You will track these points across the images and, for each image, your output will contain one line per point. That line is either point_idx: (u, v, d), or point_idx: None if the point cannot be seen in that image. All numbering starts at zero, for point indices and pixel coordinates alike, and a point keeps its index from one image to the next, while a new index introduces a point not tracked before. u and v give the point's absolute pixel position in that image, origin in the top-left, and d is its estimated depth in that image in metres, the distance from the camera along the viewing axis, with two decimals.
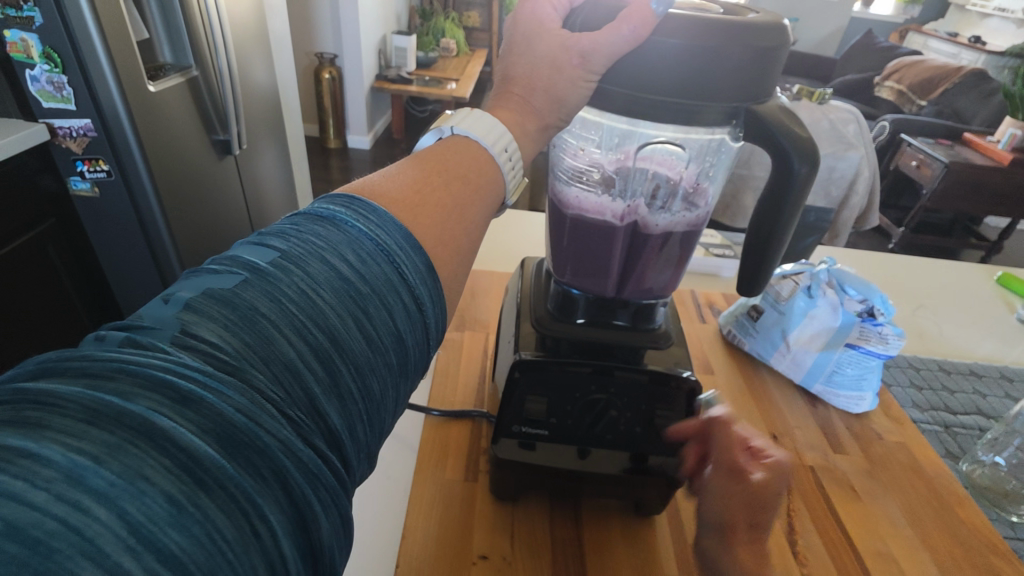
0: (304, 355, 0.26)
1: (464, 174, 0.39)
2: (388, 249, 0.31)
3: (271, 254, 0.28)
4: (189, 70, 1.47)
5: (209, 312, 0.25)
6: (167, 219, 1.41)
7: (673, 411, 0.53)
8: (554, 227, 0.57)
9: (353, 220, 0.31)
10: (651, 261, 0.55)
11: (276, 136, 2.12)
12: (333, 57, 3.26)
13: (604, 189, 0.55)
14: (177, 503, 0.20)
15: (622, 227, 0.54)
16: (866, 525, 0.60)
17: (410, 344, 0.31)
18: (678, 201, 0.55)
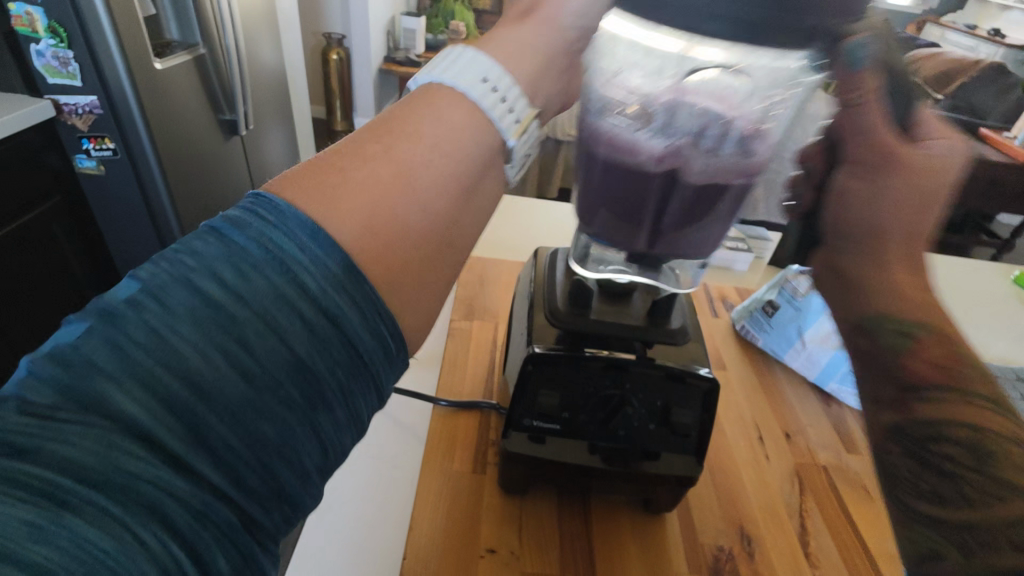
0: (163, 394, 0.22)
1: (420, 132, 0.30)
2: (281, 258, 0.25)
3: (131, 288, 0.23)
4: (196, 48, 1.45)
5: (47, 372, 0.22)
6: (173, 199, 1.40)
7: (688, 408, 0.52)
8: (580, 164, 0.43)
9: (233, 236, 0.25)
10: (690, 221, 0.43)
11: (283, 117, 2.10)
12: (341, 37, 3.21)
13: (641, 123, 0.40)
14: (32, 524, 0.19)
15: (659, 174, 0.40)
16: (878, 527, 0.60)
17: (316, 371, 0.24)
18: (729, 143, 0.39)
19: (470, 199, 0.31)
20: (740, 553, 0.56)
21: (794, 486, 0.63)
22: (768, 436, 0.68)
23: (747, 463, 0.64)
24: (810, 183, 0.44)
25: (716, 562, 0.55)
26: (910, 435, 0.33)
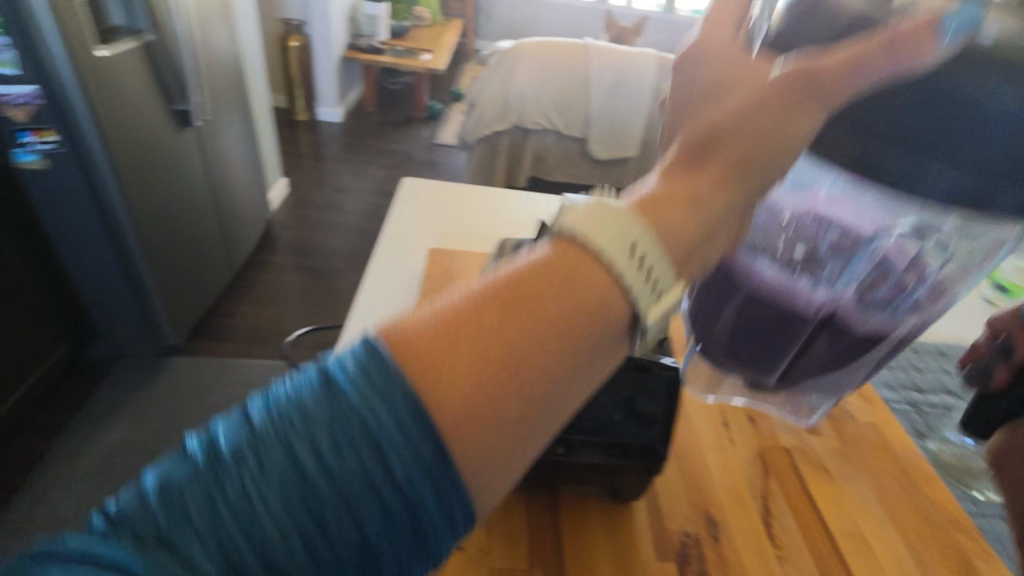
0: (243, 550, 0.21)
1: (545, 308, 0.24)
2: (376, 436, 0.22)
3: (240, 436, 0.23)
4: (143, 35, 1.38)
5: (152, 513, 0.22)
6: (126, 195, 1.34)
7: (654, 397, 0.52)
8: (720, 304, 0.40)
9: (339, 403, 0.23)
10: (828, 368, 0.40)
11: (241, 107, 2.03)
12: (300, 24, 3.12)
13: (802, 266, 0.38)
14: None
15: (812, 322, 0.38)
16: (838, 504, 0.61)
17: (382, 556, 0.23)
18: (911, 294, 0.36)
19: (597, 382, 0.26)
20: (706, 537, 0.56)
21: (757, 469, 0.64)
22: (733, 421, 0.69)
23: (713, 448, 0.65)
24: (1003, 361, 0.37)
25: (684, 548, 0.55)
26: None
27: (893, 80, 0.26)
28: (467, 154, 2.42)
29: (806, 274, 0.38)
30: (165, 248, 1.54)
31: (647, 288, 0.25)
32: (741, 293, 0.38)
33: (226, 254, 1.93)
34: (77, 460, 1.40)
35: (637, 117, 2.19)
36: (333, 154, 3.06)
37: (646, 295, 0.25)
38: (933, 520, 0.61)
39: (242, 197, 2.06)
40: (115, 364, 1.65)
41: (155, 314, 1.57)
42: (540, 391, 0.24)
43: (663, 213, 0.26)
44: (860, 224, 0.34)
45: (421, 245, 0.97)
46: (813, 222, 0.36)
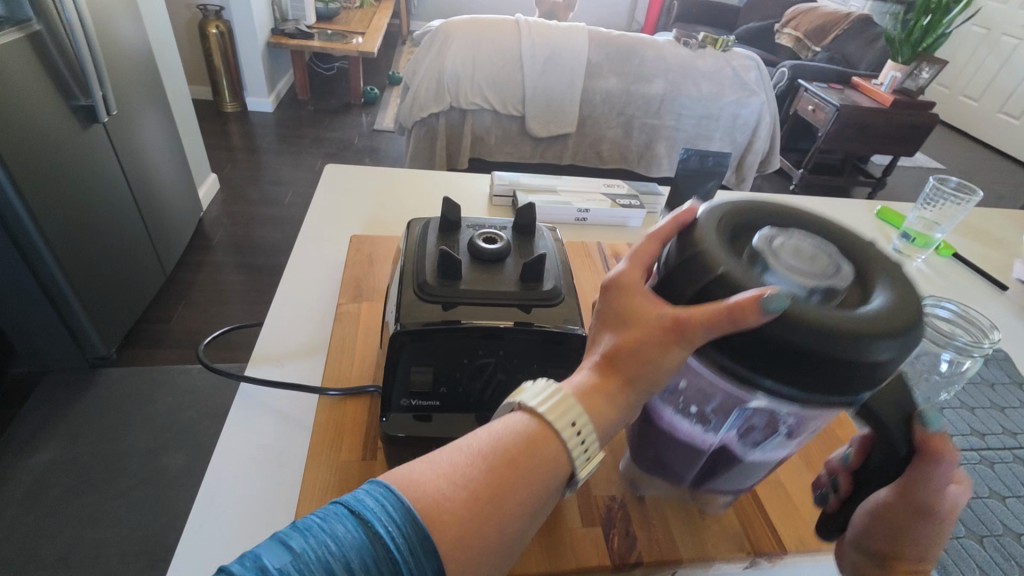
0: None
1: (518, 468, 0.35)
2: (400, 556, 0.31)
3: (281, 559, 0.29)
4: (28, 25, 1.25)
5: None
6: (29, 202, 1.24)
7: (564, 366, 0.53)
8: (644, 428, 0.49)
9: (373, 544, 0.30)
10: (738, 474, 0.48)
11: (155, 99, 1.89)
12: (218, 9, 2.93)
13: (695, 418, 0.45)
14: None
15: (708, 450, 0.46)
16: None
17: None
18: (776, 435, 0.43)
19: (537, 519, 0.37)
20: (631, 500, 0.57)
21: None
22: None
23: None
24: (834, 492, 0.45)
25: (609, 512, 0.56)
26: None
27: (729, 330, 0.34)
28: (406, 138, 2.35)
29: (700, 421, 0.44)
30: (83, 256, 1.44)
31: (582, 453, 0.37)
32: (656, 427, 0.47)
33: (155, 258, 1.83)
34: (5, 487, 1.30)
35: (573, 92, 2.19)
36: (266, 145, 2.92)
37: (581, 458, 0.38)
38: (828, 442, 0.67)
39: (166, 195, 1.93)
40: (41, 380, 1.54)
41: (78, 325, 1.46)
42: (515, 530, 0.35)
43: (587, 398, 0.39)
44: (721, 397, 0.41)
45: (344, 234, 0.93)
46: (696, 391, 0.42)
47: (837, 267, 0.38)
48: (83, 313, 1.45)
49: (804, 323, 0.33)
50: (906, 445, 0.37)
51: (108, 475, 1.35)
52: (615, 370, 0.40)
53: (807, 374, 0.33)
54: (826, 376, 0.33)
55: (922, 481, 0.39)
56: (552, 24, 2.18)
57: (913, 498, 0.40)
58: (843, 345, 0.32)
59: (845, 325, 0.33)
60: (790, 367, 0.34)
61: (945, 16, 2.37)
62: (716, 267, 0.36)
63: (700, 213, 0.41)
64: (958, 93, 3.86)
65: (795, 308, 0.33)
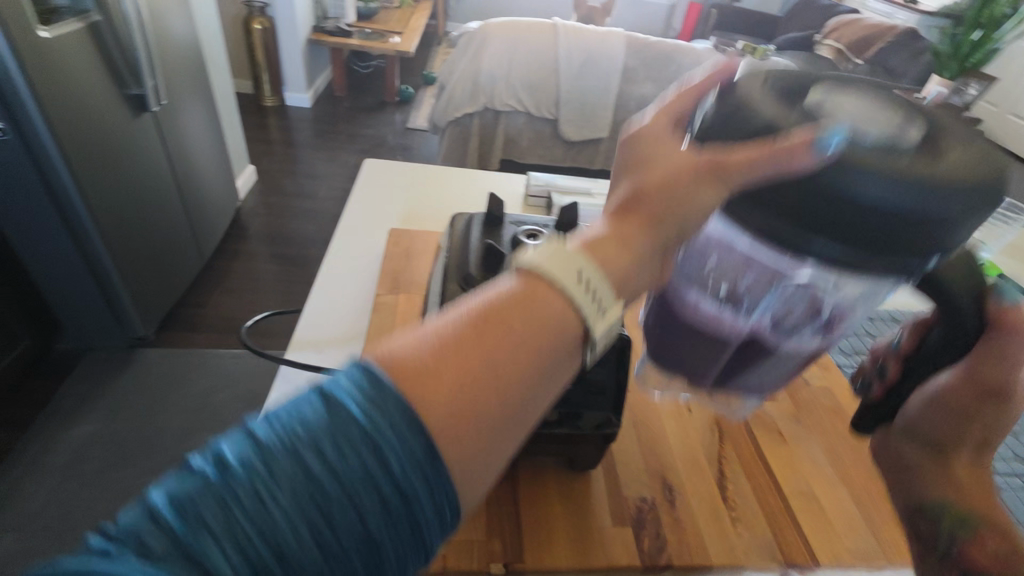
0: (245, 567, 0.23)
1: (513, 330, 0.30)
2: (377, 434, 0.25)
3: (244, 448, 0.25)
4: (88, 15, 1.30)
5: (159, 524, 0.23)
6: (81, 186, 1.30)
7: (603, 366, 0.53)
8: (661, 320, 0.47)
9: (342, 419, 0.25)
10: (763, 367, 0.46)
11: (201, 90, 1.95)
12: (263, 6, 3.02)
13: (728, 303, 0.43)
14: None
15: (739, 338, 0.43)
16: (789, 466, 0.63)
17: (385, 550, 0.26)
18: (816, 320, 0.42)
19: (550, 385, 0.31)
20: (661, 502, 0.58)
21: (713, 436, 0.65)
22: None
23: (670, 416, 0.66)
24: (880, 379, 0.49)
25: (640, 514, 0.56)
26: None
27: (770, 178, 0.32)
28: (439, 137, 2.38)
29: (729, 304, 0.43)
30: (127, 239, 1.49)
31: (593, 306, 0.32)
32: (676, 316, 0.45)
33: (194, 243, 1.88)
34: (46, 456, 1.36)
35: (608, 97, 2.18)
36: (303, 139, 2.99)
37: (592, 311, 0.32)
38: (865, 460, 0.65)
39: (206, 183, 1.99)
40: (82, 357, 1.61)
41: (120, 305, 1.51)
42: (520, 400, 0.29)
43: (601, 247, 0.34)
44: (758, 270, 0.39)
45: (382, 227, 0.95)
46: (734, 269, 0.40)
47: (900, 128, 0.35)
48: (124, 293, 1.50)
49: (872, 170, 0.30)
50: (978, 318, 0.40)
51: (142, 451, 1.39)
52: (632, 215, 0.35)
53: (865, 227, 0.30)
54: (882, 237, 0.30)
55: (994, 360, 0.41)
56: (589, 29, 2.18)
57: (981, 380, 0.42)
58: (904, 198, 0.29)
59: (911, 172, 0.30)
60: (836, 226, 0.31)
61: (994, 31, 2.30)
62: (766, 118, 0.34)
63: (739, 74, 0.38)
64: (1007, 111, 3.73)
65: (859, 155, 0.30)
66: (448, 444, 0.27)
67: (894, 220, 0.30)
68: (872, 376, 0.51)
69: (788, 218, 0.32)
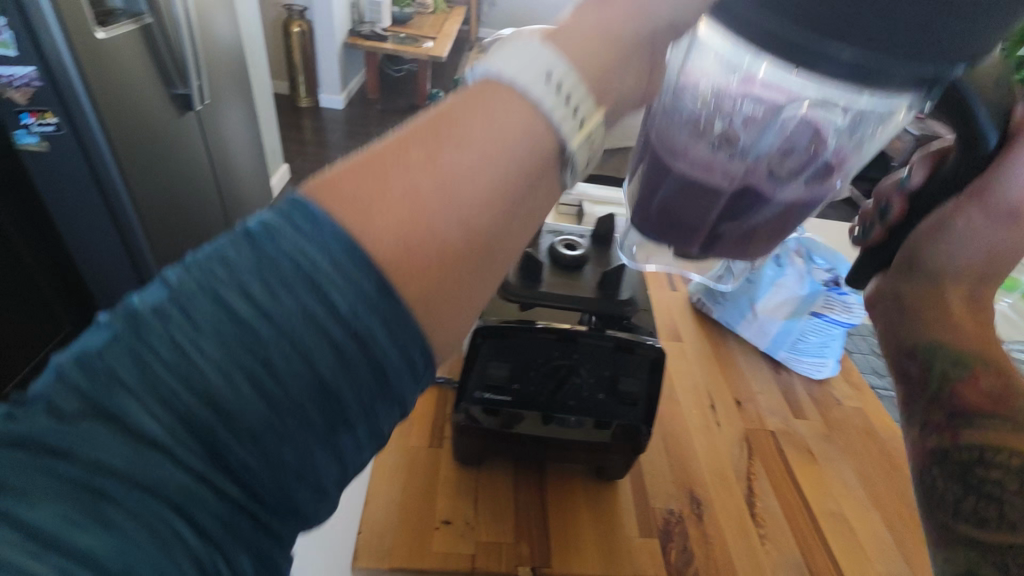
0: (176, 428, 0.19)
1: (465, 133, 0.22)
2: (315, 267, 0.20)
3: (158, 292, 0.20)
4: (142, 17, 1.34)
5: (62, 380, 0.19)
6: (129, 183, 1.30)
7: (635, 377, 0.53)
8: (638, 189, 0.33)
9: (263, 254, 0.20)
10: (763, 240, 0.33)
11: (240, 91, 2.00)
12: (302, 9, 3.08)
13: (726, 141, 0.29)
14: (70, 517, 0.17)
15: (730, 193, 0.30)
16: (820, 486, 0.63)
17: (347, 404, 0.21)
18: (812, 171, 0.30)
19: (521, 217, 0.24)
20: (689, 515, 0.58)
21: (742, 451, 0.65)
22: (720, 404, 0.70)
23: (698, 429, 0.66)
24: (880, 219, 0.38)
25: (667, 525, 0.57)
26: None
27: None
28: None
29: (723, 144, 0.29)
30: (168, 233, 1.54)
31: (572, 116, 0.23)
32: (650, 173, 0.32)
33: None
34: None
35: None
36: (334, 140, 3.05)
37: (569, 121, 0.23)
38: (899, 485, 0.64)
39: (241, 181, 2.05)
40: None
41: None
42: (464, 222, 0.22)
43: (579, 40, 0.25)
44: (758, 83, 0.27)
45: None
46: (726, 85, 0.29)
47: None
48: None
49: None
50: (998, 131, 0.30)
51: None
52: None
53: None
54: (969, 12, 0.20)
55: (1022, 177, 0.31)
56: None
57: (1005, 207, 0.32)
58: None
59: None
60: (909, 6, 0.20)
61: None
62: None
63: None
64: None
65: None
66: (397, 281, 0.21)
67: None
68: (869, 222, 0.39)
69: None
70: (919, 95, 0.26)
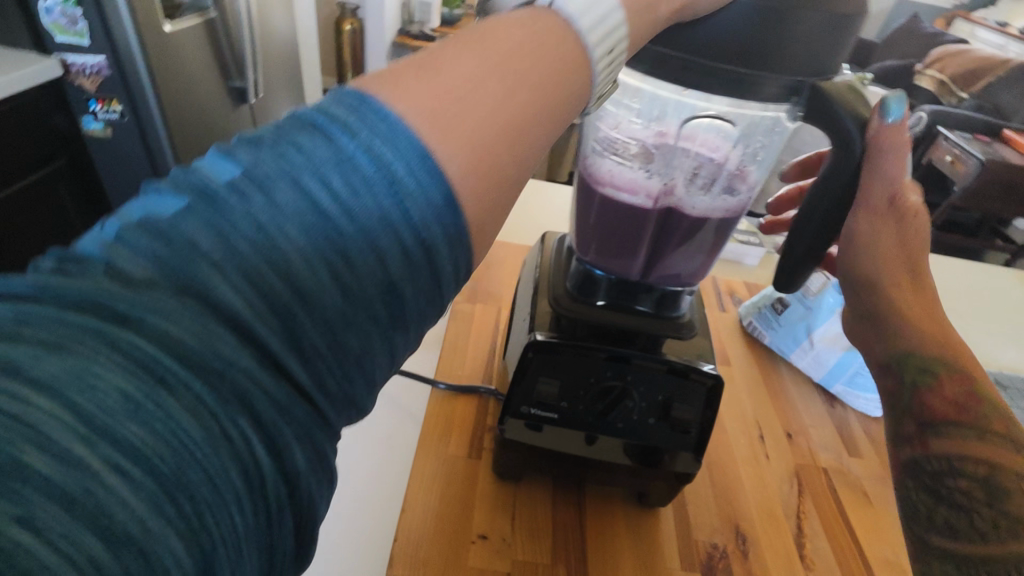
0: (256, 308, 0.20)
1: (542, 73, 0.27)
2: (393, 176, 0.22)
3: (230, 172, 0.22)
4: (207, 11, 1.36)
5: (140, 244, 0.20)
6: None
7: (689, 403, 0.51)
8: (582, 203, 0.54)
9: (347, 158, 0.22)
10: (683, 242, 0.52)
11: (290, 85, 2.03)
12: (355, 7, 3.10)
13: (642, 163, 0.51)
14: (131, 398, 0.17)
15: (654, 210, 0.51)
16: (875, 531, 0.59)
17: (407, 302, 0.24)
18: (719, 185, 0.51)
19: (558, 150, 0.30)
20: (734, 551, 0.55)
21: (792, 486, 0.62)
22: (769, 434, 0.67)
23: (746, 461, 0.64)
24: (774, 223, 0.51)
25: (710, 560, 0.54)
26: (924, 470, 0.32)
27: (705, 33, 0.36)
28: None
29: (643, 163, 0.51)
30: None
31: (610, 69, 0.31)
32: (596, 195, 0.52)
33: None
34: None
35: None
36: None
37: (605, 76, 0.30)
38: None
39: None
40: None
41: None
42: (534, 142, 0.27)
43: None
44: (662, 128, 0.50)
45: None
46: (653, 111, 0.49)
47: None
48: None
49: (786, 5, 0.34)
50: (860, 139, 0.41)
51: None
52: None
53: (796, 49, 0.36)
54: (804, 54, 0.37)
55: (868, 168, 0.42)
56: None
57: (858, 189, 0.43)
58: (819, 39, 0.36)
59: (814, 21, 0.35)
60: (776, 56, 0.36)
61: None
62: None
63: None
64: None
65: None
66: (472, 191, 0.24)
67: (807, 53, 0.37)
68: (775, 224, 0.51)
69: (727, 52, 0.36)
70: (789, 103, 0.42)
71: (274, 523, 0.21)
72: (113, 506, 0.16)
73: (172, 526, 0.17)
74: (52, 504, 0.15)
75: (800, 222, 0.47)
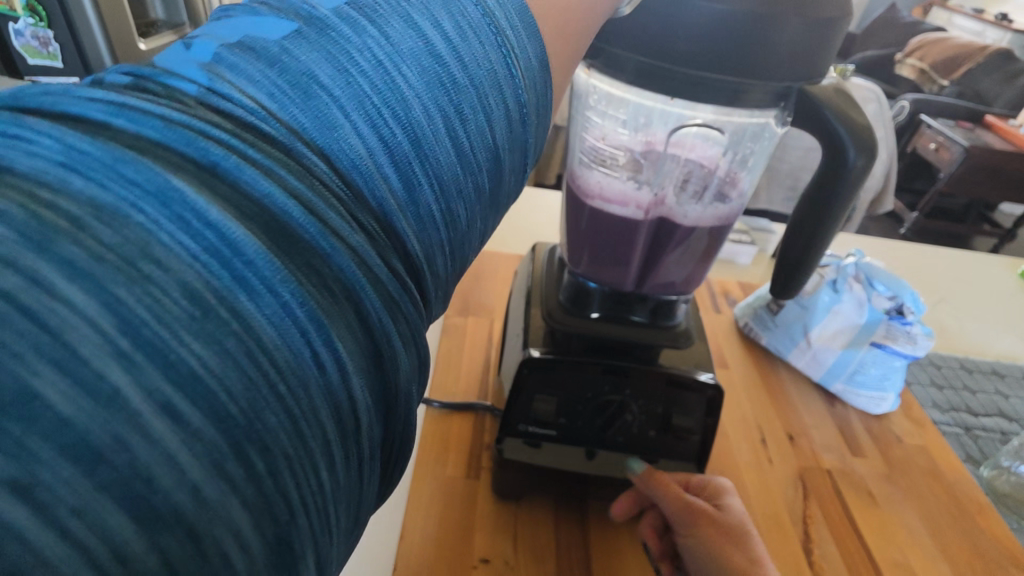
0: (375, 149, 0.19)
1: None
2: (496, 25, 0.23)
3: (333, 1, 0.21)
4: None
5: (249, 69, 0.18)
6: None
7: (690, 414, 0.50)
8: (571, 211, 0.53)
9: (450, 5, 0.22)
10: (677, 248, 0.51)
11: None
12: None
13: (630, 173, 0.50)
14: (198, 302, 0.14)
15: (646, 221, 0.50)
16: (883, 532, 0.58)
17: (505, 171, 0.24)
18: (710, 192, 0.50)
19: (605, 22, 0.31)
20: None
21: (797, 489, 0.61)
22: (771, 437, 0.66)
23: (749, 466, 0.62)
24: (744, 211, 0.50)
25: None
26: None
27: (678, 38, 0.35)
28: None
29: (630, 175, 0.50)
30: None
31: None
32: (586, 205, 0.51)
33: None
34: None
35: None
36: None
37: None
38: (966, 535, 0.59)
39: None
40: None
41: None
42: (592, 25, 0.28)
43: None
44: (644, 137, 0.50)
45: None
46: (642, 118, 0.49)
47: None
48: None
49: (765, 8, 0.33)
50: (854, 149, 0.39)
51: None
52: None
53: (778, 57, 0.35)
54: (788, 62, 0.35)
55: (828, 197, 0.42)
56: None
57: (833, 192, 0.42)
58: (803, 44, 0.35)
59: (795, 26, 0.34)
60: (760, 62, 0.35)
61: None
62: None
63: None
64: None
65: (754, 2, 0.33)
66: (551, 54, 0.26)
67: (791, 58, 0.35)
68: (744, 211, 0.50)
69: (709, 58, 0.35)
70: (777, 108, 0.41)
71: (364, 475, 0.19)
72: (157, 468, 0.13)
73: (239, 495, 0.14)
74: (66, 466, 0.12)
75: (798, 223, 0.46)
